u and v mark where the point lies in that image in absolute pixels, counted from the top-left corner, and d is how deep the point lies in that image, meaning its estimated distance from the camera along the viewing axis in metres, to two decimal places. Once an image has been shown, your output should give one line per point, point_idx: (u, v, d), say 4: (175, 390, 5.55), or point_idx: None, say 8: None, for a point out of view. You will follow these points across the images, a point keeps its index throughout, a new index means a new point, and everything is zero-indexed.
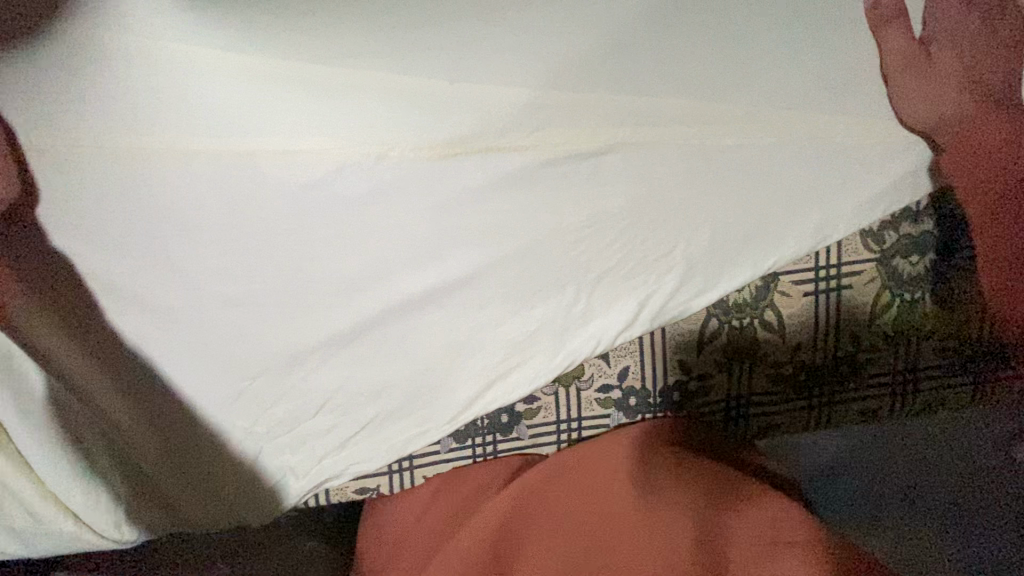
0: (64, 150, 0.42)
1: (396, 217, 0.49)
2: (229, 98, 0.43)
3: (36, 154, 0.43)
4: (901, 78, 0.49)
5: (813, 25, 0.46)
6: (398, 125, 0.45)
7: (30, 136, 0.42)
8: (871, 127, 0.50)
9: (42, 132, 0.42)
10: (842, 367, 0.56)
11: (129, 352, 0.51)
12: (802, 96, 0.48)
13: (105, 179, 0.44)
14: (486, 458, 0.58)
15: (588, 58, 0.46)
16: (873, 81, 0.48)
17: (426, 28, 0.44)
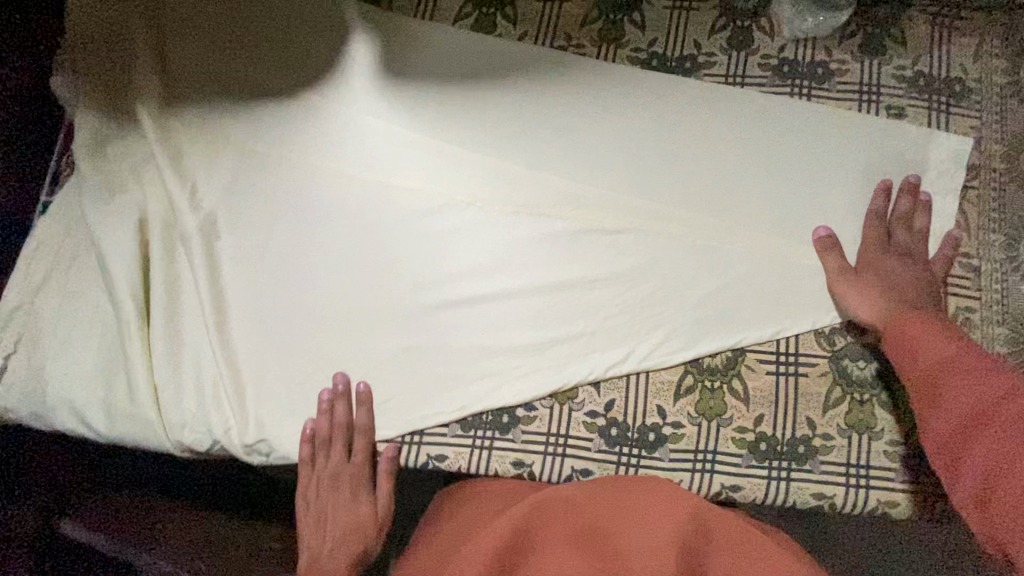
0: (290, 161, 0.72)
1: (469, 243, 0.70)
2: (392, 152, 0.72)
3: (276, 159, 0.72)
4: (840, 221, 0.68)
5: (774, 179, 0.69)
6: (488, 186, 0.71)
7: (277, 148, 0.73)
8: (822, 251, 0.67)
9: (282, 146, 0.73)
10: (799, 446, 0.65)
11: (251, 290, 0.70)
12: (768, 220, 0.68)
13: (301, 181, 0.72)
14: (481, 452, 0.67)
15: (619, 170, 0.71)
16: (821, 221, 0.68)
17: (520, 137, 0.72)
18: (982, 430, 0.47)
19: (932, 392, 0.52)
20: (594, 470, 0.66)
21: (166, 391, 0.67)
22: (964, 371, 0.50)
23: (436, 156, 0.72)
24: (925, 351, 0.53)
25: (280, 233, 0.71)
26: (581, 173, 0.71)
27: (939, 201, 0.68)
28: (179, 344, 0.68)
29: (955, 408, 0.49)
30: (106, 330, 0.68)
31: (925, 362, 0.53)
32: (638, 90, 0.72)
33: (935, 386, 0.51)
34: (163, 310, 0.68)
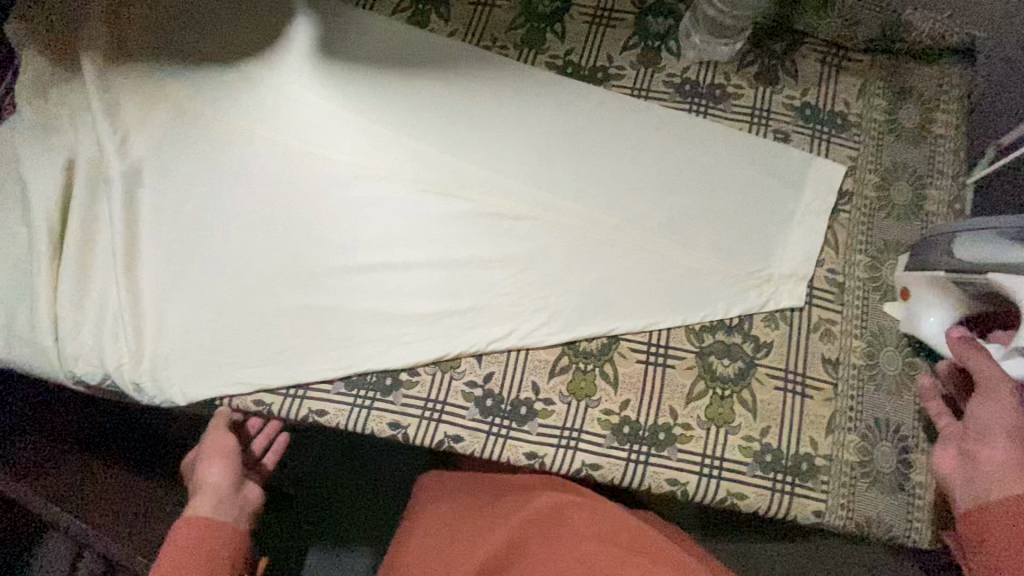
0: (223, 122, 0.78)
1: (378, 215, 0.75)
2: (318, 125, 0.78)
3: (210, 119, 0.78)
4: (716, 232, 0.75)
5: (660, 189, 0.76)
6: (403, 164, 0.76)
7: (213, 109, 0.78)
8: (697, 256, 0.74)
9: (217, 109, 0.78)
10: (660, 433, 0.68)
11: (166, 236, 0.74)
12: (650, 224, 0.75)
13: (230, 142, 0.77)
14: (361, 410, 0.70)
15: (525, 163, 0.76)
16: (699, 229, 0.74)
17: (438, 124, 0.78)
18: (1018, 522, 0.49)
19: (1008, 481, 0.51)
20: (465, 437, 0.69)
21: (67, 322, 0.70)
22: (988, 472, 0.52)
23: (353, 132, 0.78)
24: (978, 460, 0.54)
25: (202, 187, 0.76)
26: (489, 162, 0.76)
27: (810, 219, 0.74)
28: (87, 277, 0.71)
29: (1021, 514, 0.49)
30: (18, 260, 0.71)
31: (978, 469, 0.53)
32: (551, 92, 0.78)
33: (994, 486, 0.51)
34: (77, 244, 0.72)
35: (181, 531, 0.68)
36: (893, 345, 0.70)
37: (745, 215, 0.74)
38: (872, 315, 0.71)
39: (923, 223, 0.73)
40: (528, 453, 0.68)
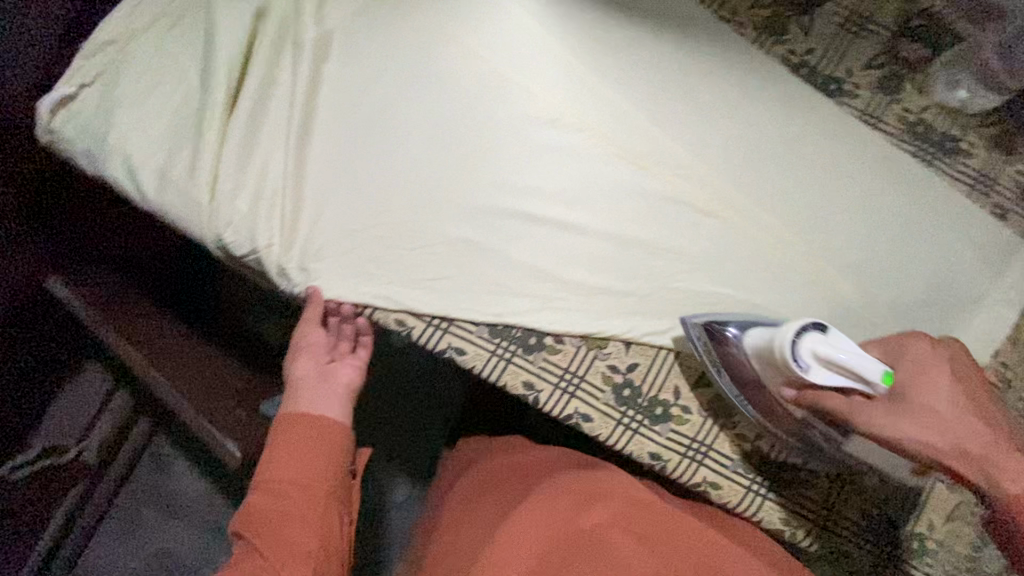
0: (425, 14, 0.70)
1: (565, 165, 0.69)
2: (525, 46, 0.70)
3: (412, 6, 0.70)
4: (903, 289, 0.70)
5: (861, 226, 0.70)
6: (603, 118, 0.70)
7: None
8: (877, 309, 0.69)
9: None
10: (785, 474, 0.67)
11: (339, 119, 0.68)
12: (842, 260, 0.70)
13: (427, 37, 0.70)
14: (498, 361, 0.67)
15: (730, 156, 0.70)
16: (887, 279, 0.70)
17: (651, 87, 0.71)
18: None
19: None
20: (595, 418, 0.67)
21: (226, 184, 0.65)
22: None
23: (559, 67, 0.70)
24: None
25: (387, 77, 0.69)
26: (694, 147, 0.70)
27: (1001, 307, 0.70)
28: (254, 140, 0.66)
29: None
30: (186, 103, 0.66)
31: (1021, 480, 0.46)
32: (778, 90, 0.71)
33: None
34: (251, 103, 0.66)
35: (285, 430, 0.65)
36: None
37: (936, 283, 0.70)
38: None
39: None
40: (652, 453, 0.67)
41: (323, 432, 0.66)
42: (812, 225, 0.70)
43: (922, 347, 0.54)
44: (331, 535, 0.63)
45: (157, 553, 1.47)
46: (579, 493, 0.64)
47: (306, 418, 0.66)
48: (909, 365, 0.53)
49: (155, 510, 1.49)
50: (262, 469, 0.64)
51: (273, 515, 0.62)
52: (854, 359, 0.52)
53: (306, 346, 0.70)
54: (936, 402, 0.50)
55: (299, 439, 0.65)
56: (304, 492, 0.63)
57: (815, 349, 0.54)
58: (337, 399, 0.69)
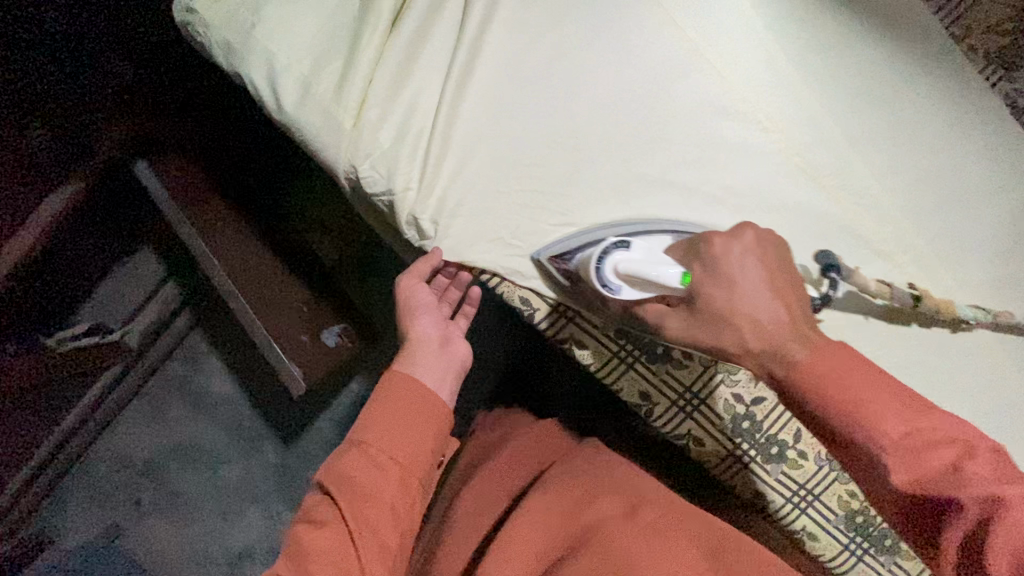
0: None
1: (737, 167, 0.62)
2: (722, 23, 0.62)
3: None
4: None
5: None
6: (791, 123, 0.62)
7: None
8: None
9: None
10: (886, 542, 0.64)
11: (505, 64, 0.60)
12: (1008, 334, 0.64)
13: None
14: (620, 364, 0.63)
15: (918, 195, 0.63)
16: None
17: (850, 98, 0.63)
18: (967, 485, 0.37)
19: (880, 411, 0.40)
20: (706, 444, 0.64)
21: (373, 112, 0.59)
22: (861, 381, 0.40)
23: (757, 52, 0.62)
24: (847, 368, 0.41)
25: (566, 26, 0.61)
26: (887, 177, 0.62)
27: None
28: (410, 69, 0.59)
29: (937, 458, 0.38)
30: (344, 12, 0.59)
31: (828, 365, 0.41)
32: (992, 129, 0.63)
33: (872, 409, 0.40)
34: (414, 27, 0.59)
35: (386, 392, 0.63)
36: None
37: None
38: None
39: None
40: (755, 491, 0.65)
41: (423, 404, 0.63)
42: (947, 242, 0.63)
43: (732, 244, 0.46)
44: (406, 512, 0.60)
45: (177, 448, 1.46)
46: (588, 486, 0.64)
47: (408, 383, 0.64)
48: (704, 264, 0.47)
49: (183, 407, 1.47)
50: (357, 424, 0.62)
51: (360, 480, 0.58)
52: (639, 269, 0.51)
53: (425, 306, 0.69)
54: (747, 313, 0.45)
55: (400, 403, 0.63)
56: (398, 465, 0.60)
57: (616, 265, 0.53)
58: (447, 371, 0.67)
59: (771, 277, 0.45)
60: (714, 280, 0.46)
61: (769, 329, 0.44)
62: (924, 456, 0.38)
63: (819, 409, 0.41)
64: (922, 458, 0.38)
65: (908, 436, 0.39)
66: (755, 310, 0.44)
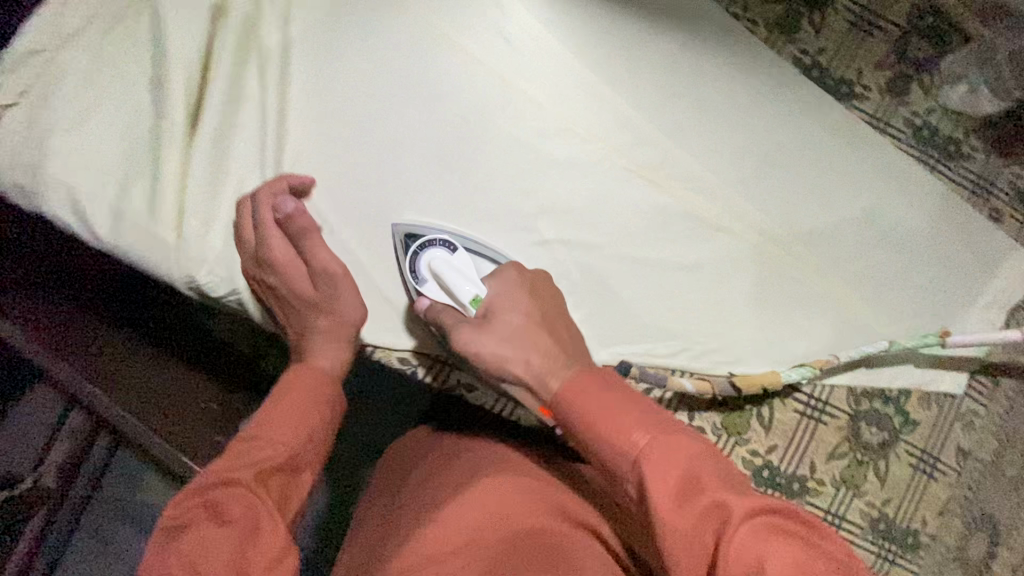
0: (410, 13, 0.62)
1: (568, 181, 0.65)
2: (526, 51, 0.64)
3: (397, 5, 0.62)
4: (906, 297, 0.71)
5: (870, 235, 0.70)
6: (611, 130, 0.66)
7: None
8: (881, 319, 0.70)
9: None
10: (793, 483, 0.69)
11: (324, 141, 0.61)
12: (847, 272, 0.70)
13: (415, 41, 0.62)
14: (513, 396, 0.64)
15: (740, 169, 0.68)
16: (892, 287, 0.71)
17: (658, 91, 0.67)
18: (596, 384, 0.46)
19: (609, 428, 0.42)
20: None
21: (197, 218, 0.57)
22: (597, 403, 0.43)
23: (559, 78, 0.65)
24: (584, 396, 0.44)
25: (374, 91, 0.62)
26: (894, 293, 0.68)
27: (994, 308, 0.72)
28: (224, 167, 0.58)
29: (672, 448, 0.40)
30: (140, 126, 0.57)
31: (578, 396, 0.44)
32: (790, 94, 0.69)
33: (580, 421, 0.44)
34: (217, 126, 0.58)
35: (291, 421, 0.52)
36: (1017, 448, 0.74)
37: (939, 283, 0.71)
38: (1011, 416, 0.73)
39: None
40: None
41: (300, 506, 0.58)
42: (773, 200, 0.69)
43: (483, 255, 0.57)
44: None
45: None
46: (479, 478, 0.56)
47: (311, 425, 0.54)
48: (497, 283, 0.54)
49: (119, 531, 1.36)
50: (272, 428, 0.51)
51: None
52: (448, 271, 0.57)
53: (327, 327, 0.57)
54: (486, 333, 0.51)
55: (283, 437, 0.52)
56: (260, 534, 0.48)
57: (430, 260, 0.59)
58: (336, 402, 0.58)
59: (524, 313, 0.52)
60: (504, 290, 0.54)
61: (529, 373, 0.48)
62: (630, 440, 0.41)
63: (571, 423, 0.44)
64: (665, 468, 0.40)
65: (660, 453, 0.40)
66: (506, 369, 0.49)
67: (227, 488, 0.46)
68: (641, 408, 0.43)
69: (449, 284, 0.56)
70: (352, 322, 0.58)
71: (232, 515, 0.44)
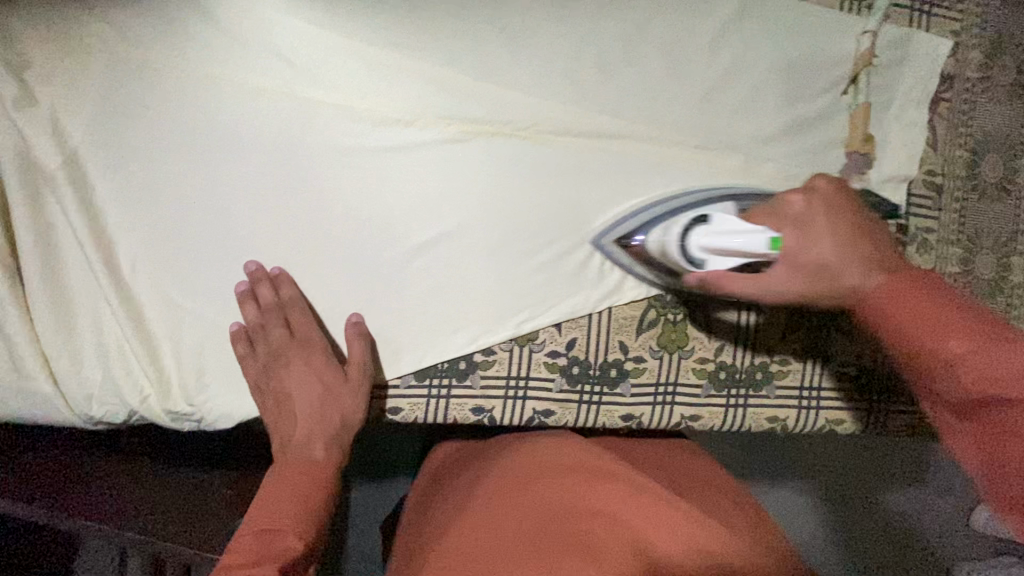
0: (173, 71, 0.58)
1: (407, 171, 0.61)
2: (308, 57, 0.59)
3: (157, 70, 0.58)
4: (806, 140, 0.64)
5: (745, 91, 0.63)
6: (428, 101, 0.61)
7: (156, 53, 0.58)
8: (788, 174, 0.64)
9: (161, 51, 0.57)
10: (755, 374, 0.65)
11: (151, 236, 0.59)
12: (735, 140, 0.63)
13: (193, 97, 0.58)
14: (438, 400, 0.63)
15: (581, 81, 0.62)
16: (789, 136, 0.64)
17: (460, 37, 0.60)
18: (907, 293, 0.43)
19: (937, 339, 0.40)
20: (556, 409, 0.64)
21: (64, 359, 0.58)
22: (925, 314, 0.41)
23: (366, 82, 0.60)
24: (911, 299, 0.43)
25: (177, 164, 0.59)
26: (859, 157, 0.63)
27: (912, 112, 0.64)
28: (68, 303, 0.58)
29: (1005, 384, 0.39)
30: None
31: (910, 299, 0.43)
32: None
33: (892, 325, 0.43)
34: (42, 268, 0.57)
35: (294, 500, 0.55)
36: (989, 246, 0.67)
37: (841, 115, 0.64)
38: (969, 215, 0.66)
39: None
40: (623, 415, 0.65)
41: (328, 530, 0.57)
42: (626, 99, 0.62)
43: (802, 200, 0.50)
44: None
45: None
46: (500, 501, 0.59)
47: (314, 513, 0.55)
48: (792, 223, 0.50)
49: None
50: (248, 537, 0.52)
51: None
52: (740, 241, 0.51)
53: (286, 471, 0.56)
54: (830, 248, 0.47)
55: None
56: None
57: (702, 239, 0.55)
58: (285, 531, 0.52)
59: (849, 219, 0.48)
60: (828, 204, 0.49)
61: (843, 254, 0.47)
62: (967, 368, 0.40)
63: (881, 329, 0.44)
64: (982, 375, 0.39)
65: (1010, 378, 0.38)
66: (844, 275, 0.47)
67: None
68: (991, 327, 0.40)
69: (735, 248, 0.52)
70: (327, 464, 0.58)
71: None
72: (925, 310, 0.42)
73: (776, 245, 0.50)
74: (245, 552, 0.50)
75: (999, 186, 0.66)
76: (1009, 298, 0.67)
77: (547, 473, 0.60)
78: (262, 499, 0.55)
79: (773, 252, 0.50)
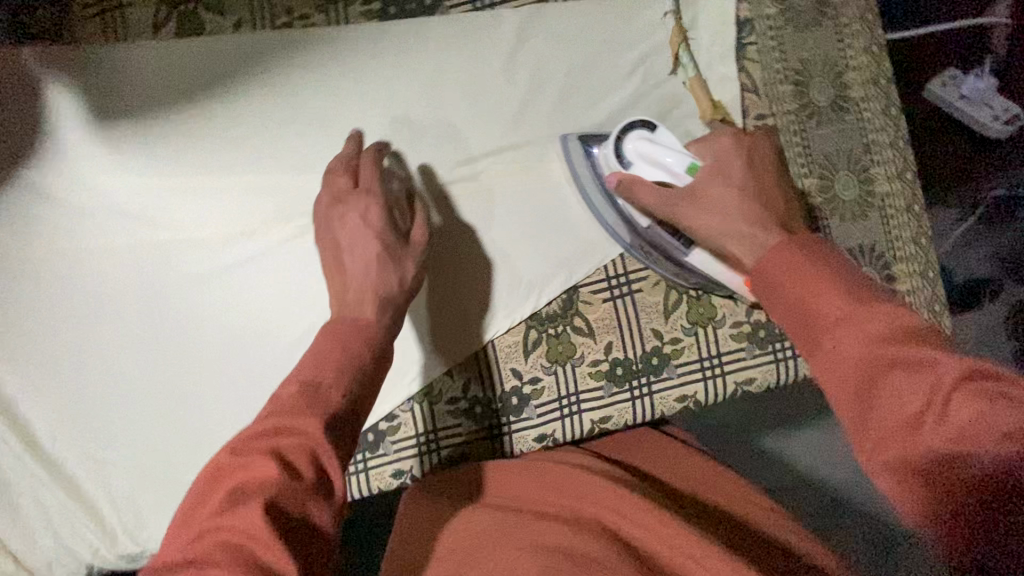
0: (35, 258, 0.64)
1: (265, 277, 0.65)
2: (147, 206, 0.64)
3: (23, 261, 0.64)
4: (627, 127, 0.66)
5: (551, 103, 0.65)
6: (264, 208, 0.64)
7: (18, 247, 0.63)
8: None
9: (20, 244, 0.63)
10: (651, 360, 0.66)
11: (59, 406, 0.64)
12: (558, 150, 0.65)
13: (60, 273, 0.64)
14: (359, 476, 0.65)
15: (397, 144, 0.65)
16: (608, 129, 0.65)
17: (273, 143, 0.64)
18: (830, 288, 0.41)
19: (811, 305, 0.41)
20: (472, 452, 0.66)
21: (17, 540, 0.63)
22: (811, 282, 0.42)
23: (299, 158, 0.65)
24: (805, 276, 0.42)
25: (64, 336, 0.64)
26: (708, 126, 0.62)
27: (719, 68, 0.65)
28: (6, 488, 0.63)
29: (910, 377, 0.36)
30: None
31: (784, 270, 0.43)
32: (383, 47, 0.64)
33: (777, 289, 0.44)
34: None
35: (312, 358, 0.45)
36: (845, 166, 0.66)
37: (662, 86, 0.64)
38: (813, 143, 0.66)
39: (837, 25, 0.66)
40: (538, 437, 0.66)
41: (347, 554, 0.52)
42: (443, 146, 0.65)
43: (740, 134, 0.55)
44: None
45: None
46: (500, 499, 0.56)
47: (361, 364, 0.46)
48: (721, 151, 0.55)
49: None
50: (290, 386, 0.42)
51: None
52: (660, 149, 0.56)
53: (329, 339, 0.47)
54: (724, 193, 0.52)
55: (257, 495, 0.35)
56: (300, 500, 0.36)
57: (634, 142, 0.58)
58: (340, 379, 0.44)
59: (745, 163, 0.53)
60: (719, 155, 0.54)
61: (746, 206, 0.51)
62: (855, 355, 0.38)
63: (790, 301, 0.43)
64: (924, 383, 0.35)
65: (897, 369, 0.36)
66: (713, 197, 0.52)
67: (268, 498, 0.35)
68: (854, 283, 0.40)
69: (656, 162, 0.56)
70: (377, 325, 0.50)
71: (281, 493, 0.36)
72: (819, 305, 0.41)
73: (689, 174, 0.55)
74: (344, 451, 0.41)
75: (832, 105, 0.66)
76: (882, 209, 0.66)
77: (540, 460, 0.59)
78: (352, 343, 0.47)
79: (688, 175, 0.55)
